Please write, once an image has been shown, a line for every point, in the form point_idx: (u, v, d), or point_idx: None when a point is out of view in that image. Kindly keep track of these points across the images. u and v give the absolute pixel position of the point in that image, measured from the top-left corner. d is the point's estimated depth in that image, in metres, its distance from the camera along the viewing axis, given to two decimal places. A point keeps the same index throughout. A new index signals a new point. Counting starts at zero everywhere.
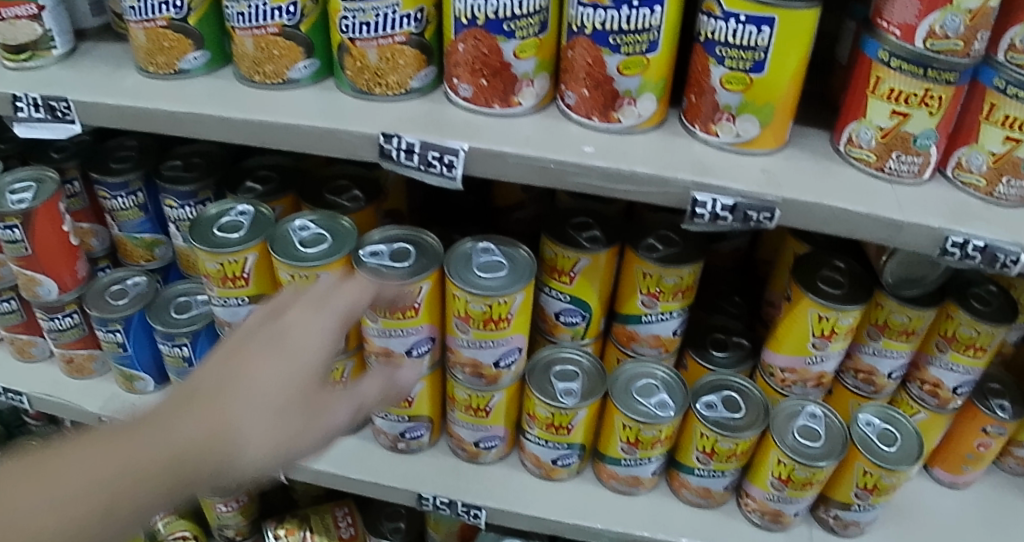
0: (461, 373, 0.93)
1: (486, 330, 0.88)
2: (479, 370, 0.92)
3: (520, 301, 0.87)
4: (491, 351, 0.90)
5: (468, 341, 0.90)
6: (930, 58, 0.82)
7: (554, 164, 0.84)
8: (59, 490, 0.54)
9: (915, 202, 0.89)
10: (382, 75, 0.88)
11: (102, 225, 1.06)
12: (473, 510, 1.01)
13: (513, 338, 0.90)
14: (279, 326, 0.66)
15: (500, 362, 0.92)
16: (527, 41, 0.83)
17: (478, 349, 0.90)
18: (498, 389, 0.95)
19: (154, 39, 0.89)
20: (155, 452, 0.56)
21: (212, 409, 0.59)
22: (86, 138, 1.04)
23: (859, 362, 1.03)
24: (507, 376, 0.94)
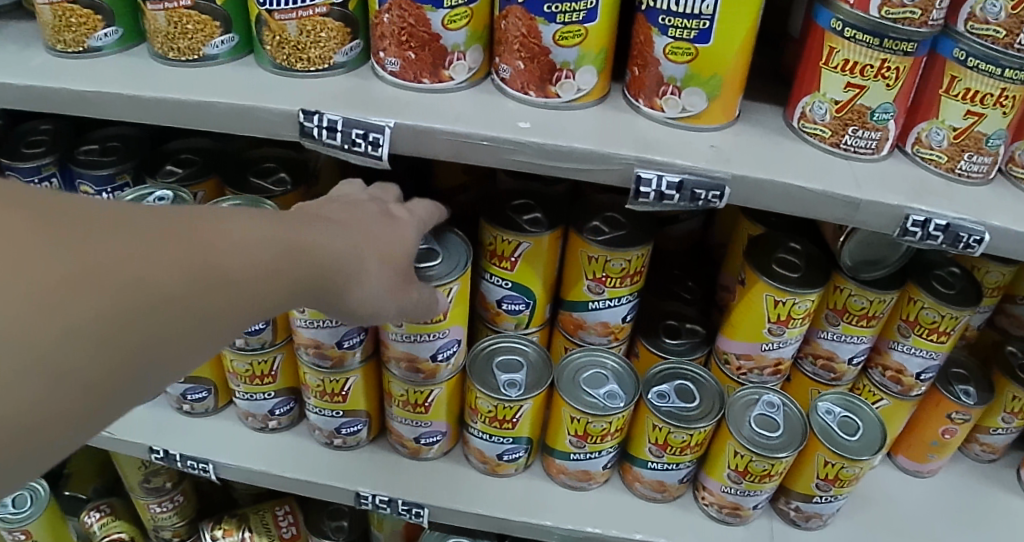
0: (396, 368, 0.88)
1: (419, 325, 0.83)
2: (416, 363, 0.87)
3: (456, 290, 0.83)
4: (427, 345, 0.86)
5: (401, 336, 0.85)
6: (887, 27, 0.77)
7: (487, 142, 0.79)
8: (230, 242, 0.53)
9: (873, 178, 0.85)
10: (304, 49, 0.82)
11: None
12: (415, 509, 0.96)
13: (453, 329, 0.85)
14: (391, 212, 0.71)
15: (437, 355, 0.87)
16: (457, 10, 0.78)
17: (414, 342, 0.85)
18: (438, 383, 0.90)
19: (60, 15, 0.82)
20: (313, 253, 0.59)
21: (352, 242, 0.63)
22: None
23: (818, 348, 0.98)
24: (446, 370, 0.90)
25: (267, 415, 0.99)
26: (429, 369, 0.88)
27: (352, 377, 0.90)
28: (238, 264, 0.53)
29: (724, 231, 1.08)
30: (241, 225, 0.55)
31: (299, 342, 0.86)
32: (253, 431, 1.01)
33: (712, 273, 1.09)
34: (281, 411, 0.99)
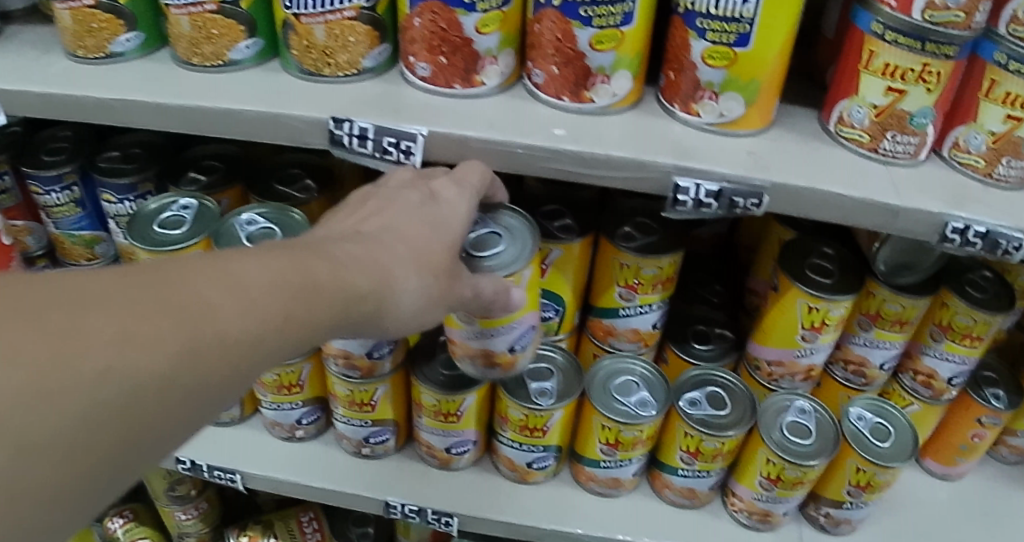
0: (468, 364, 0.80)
1: (493, 320, 0.75)
2: (490, 359, 0.79)
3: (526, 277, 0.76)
4: (504, 339, 0.77)
5: (474, 334, 0.76)
6: (928, 30, 0.76)
7: (522, 149, 0.77)
8: (232, 292, 0.50)
9: (911, 185, 0.83)
10: (331, 54, 0.80)
11: (39, 222, 0.97)
12: (444, 518, 0.96)
13: (530, 315, 0.78)
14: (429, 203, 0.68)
15: (515, 347, 0.79)
16: (490, 14, 0.76)
17: (484, 338, 0.77)
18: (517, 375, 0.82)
19: (81, 20, 0.80)
20: (329, 282, 0.56)
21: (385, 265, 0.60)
22: (18, 129, 0.96)
23: (849, 353, 0.97)
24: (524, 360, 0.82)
25: (294, 424, 0.97)
26: (501, 362, 0.79)
27: (381, 388, 0.89)
28: (242, 317, 0.50)
29: (751, 234, 1.06)
30: (261, 276, 0.53)
31: (328, 353, 0.85)
32: (279, 440, 1.00)
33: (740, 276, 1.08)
34: (308, 420, 0.97)
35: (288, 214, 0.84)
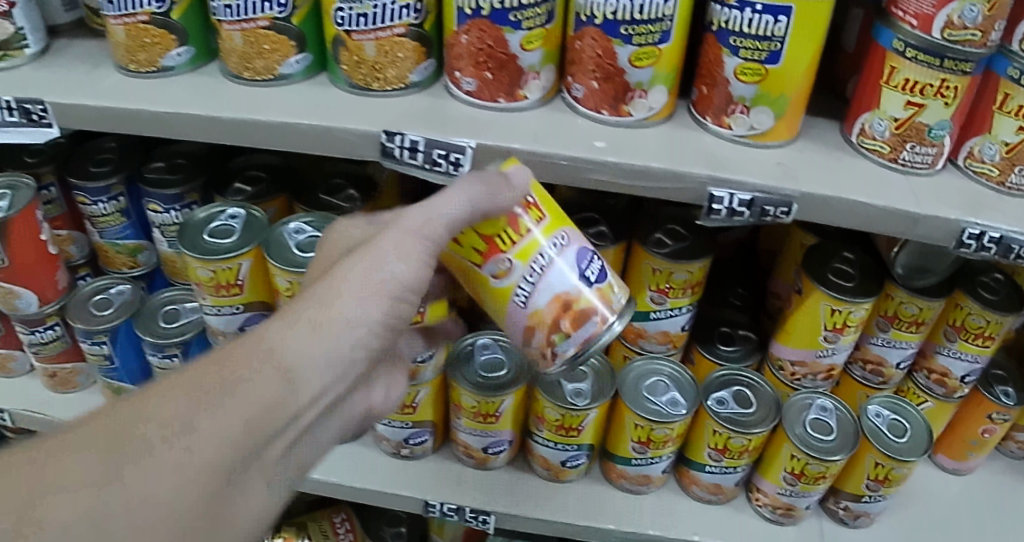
0: (565, 336, 0.74)
1: (515, 245, 0.71)
2: (569, 303, 0.73)
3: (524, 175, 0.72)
4: (564, 271, 0.73)
5: (526, 282, 0.72)
6: (946, 48, 0.80)
7: (566, 161, 0.81)
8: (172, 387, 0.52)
9: (930, 194, 0.88)
10: (380, 69, 0.83)
11: (82, 231, 1.01)
12: (481, 516, 0.99)
13: (569, 233, 0.74)
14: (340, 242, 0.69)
15: (591, 278, 0.74)
16: (534, 31, 0.80)
17: (534, 278, 0.72)
18: (618, 312, 0.76)
19: (134, 35, 0.83)
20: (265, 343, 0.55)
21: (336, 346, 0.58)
22: (62, 140, 0.98)
23: (868, 353, 1.01)
24: (613, 291, 0.76)
25: None
26: (588, 304, 0.74)
27: (423, 389, 0.93)
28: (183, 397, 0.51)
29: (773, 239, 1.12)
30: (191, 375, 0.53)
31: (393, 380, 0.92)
32: None
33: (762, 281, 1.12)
34: None
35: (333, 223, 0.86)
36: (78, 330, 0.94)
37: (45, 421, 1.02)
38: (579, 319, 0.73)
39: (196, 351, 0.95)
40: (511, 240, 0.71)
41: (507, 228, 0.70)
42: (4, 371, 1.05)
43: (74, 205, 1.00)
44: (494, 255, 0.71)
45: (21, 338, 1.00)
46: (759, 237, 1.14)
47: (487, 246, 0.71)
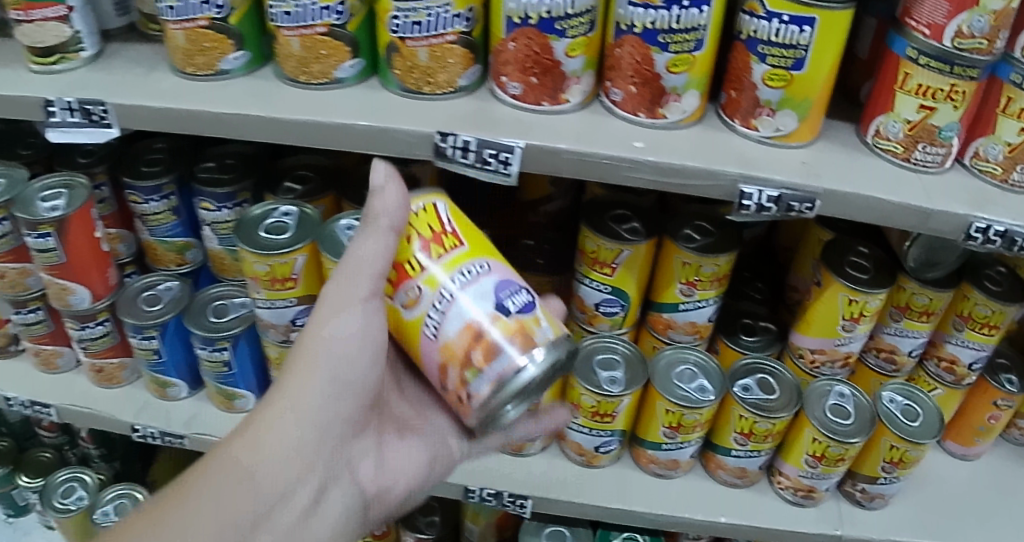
0: (477, 373, 0.71)
1: (422, 273, 0.73)
2: (480, 335, 0.71)
3: (450, 208, 0.76)
4: (473, 301, 0.72)
5: (434, 312, 0.73)
6: (955, 55, 0.86)
7: (608, 160, 0.86)
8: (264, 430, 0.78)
9: (940, 190, 0.94)
10: (432, 74, 0.88)
11: (130, 230, 1.04)
12: (519, 500, 1.05)
13: (492, 263, 0.74)
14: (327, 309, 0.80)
15: (509, 310, 0.72)
16: (577, 40, 0.85)
17: (444, 307, 0.72)
18: (541, 348, 0.72)
19: (194, 40, 0.87)
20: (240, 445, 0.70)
21: (287, 436, 0.73)
22: (112, 141, 1.02)
23: (881, 342, 1.08)
24: (538, 329, 0.73)
25: None
26: (501, 338, 0.71)
27: None
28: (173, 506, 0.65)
29: (790, 235, 1.19)
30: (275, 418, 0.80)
31: None
32: None
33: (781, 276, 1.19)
34: None
35: None
36: (128, 325, 0.96)
37: (93, 415, 1.05)
38: (490, 352, 0.71)
39: (245, 347, 0.98)
40: (418, 267, 0.73)
41: (415, 257, 0.73)
42: (50, 367, 1.08)
43: (123, 205, 1.03)
44: (404, 283, 0.74)
45: (68, 334, 1.04)
46: (777, 234, 1.21)
47: (399, 273, 0.74)
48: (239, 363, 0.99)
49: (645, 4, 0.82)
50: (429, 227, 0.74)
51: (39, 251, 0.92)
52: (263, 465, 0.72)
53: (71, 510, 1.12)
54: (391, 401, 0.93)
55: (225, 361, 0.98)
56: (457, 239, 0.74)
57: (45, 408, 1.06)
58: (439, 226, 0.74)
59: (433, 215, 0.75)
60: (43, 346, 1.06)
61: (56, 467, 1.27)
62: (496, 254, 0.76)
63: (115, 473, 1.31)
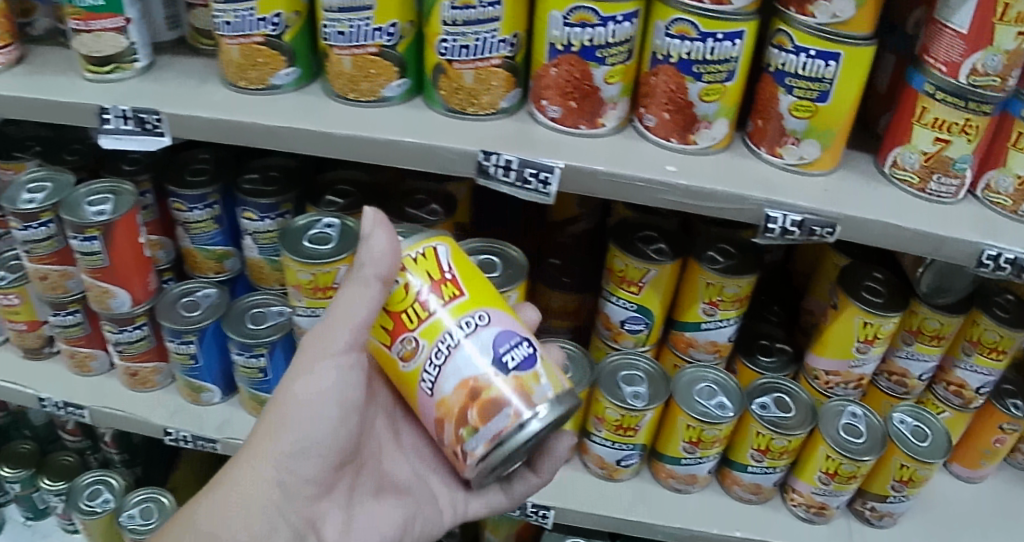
0: (472, 430, 0.72)
1: (420, 323, 0.74)
2: (476, 392, 0.72)
3: (450, 253, 0.76)
4: (472, 355, 0.72)
5: (432, 365, 0.73)
6: (970, 91, 0.91)
7: (642, 182, 0.90)
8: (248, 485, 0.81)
9: (951, 218, 0.98)
10: (476, 95, 0.92)
11: (170, 237, 1.07)
12: (541, 511, 1.09)
13: (492, 313, 0.74)
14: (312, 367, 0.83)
15: (508, 365, 0.72)
16: (616, 67, 0.89)
17: (442, 360, 0.73)
18: (539, 405, 0.72)
19: (248, 55, 0.91)
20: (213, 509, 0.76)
21: (250, 495, 0.78)
22: (157, 150, 1.06)
23: (893, 365, 1.12)
24: (537, 385, 0.73)
25: None
26: (498, 394, 0.71)
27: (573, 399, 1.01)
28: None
29: (806, 262, 1.23)
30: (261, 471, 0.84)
31: None
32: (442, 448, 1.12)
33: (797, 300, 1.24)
34: None
35: (506, 249, 0.97)
36: (167, 329, 0.99)
37: (126, 417, 1.08)
38: (487, 410, 0.71)
39: (281, 354, 1.00)
40: (417, 318, 0.74)
41: (414, 307, 0.74)
42: (84, 370, 1.12)
43: (165, 213, 1.06)
44: (401, 334, 0.75)
45: (105, 338, 1.07)
46: (793, 260, 1.26)
47: (396, 323, 0.75)
48: (274, 370, 1.01)
49: (682, 36, 0.87)
50: (428, 275, 0.75)
51: (84, 254, 0.95)
52: (224, 526, 0.77)
53: (98, 513, 1.14)
54: (378, 456, 0.94)
55: (261, 367, 1.00)
56: (458, 288, 0.74)
57: (79, 410, 1.09)
58: (439, 274, 0.75)
59: (433, 263, 0.75)
60: (79, 348, 1.10)
61: (81, 470, 1.31)
62: (498, 302, 0.77)
63: (137, 479, 1.35)
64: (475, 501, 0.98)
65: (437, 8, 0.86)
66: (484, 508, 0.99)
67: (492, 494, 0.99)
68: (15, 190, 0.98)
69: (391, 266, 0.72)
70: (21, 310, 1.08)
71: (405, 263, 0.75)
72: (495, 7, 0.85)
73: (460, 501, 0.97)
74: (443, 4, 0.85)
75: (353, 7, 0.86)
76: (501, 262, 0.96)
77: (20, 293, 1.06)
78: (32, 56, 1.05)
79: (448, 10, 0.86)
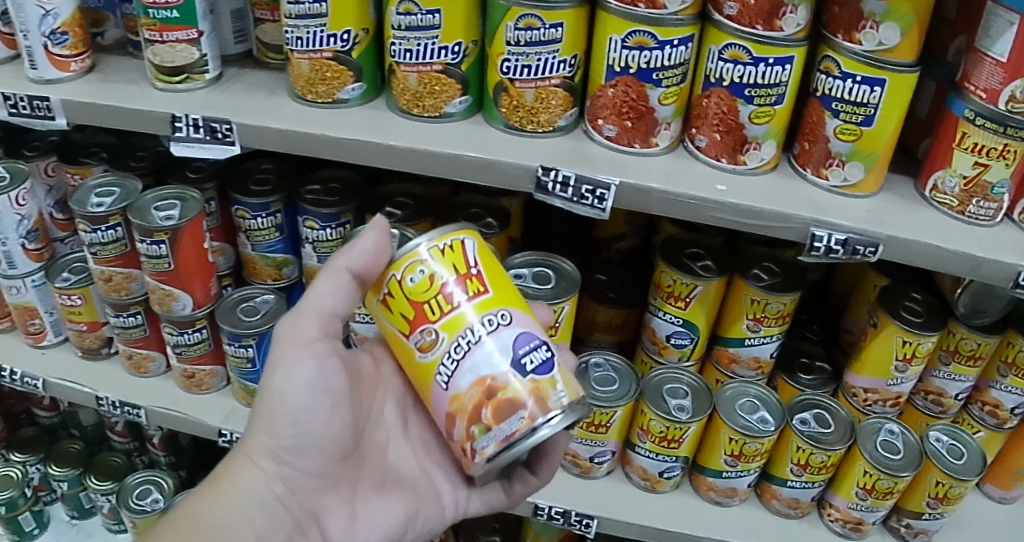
0: (485, 430, 0.69)
1: (442, 316, 0.70)
2: (492, 391, 0.69)
3: (478, 246, 0.73)
4: (493, 353, 0.69)
5: (450, 359, 0.70)
6: (1007, 117, 0.88)
7: (694, 200, 0.93)
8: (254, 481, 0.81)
9: (993, 242, 0.95)
10: (535, 113, 0.96)
11: (230, 244, 1.13)
12: (585, 520, 1.12)
13: (515, 313, 0.71)
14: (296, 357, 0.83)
15: (527, 368, 0.69)
16: (671, 89, 0.92)
17: (461, 356, 0.70)
18: (554, 412, 0.70)
19: (317, 69, 0.96)
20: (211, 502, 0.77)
21: (248, 491, 0.79)
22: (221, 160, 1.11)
23: (930, 385, 1.14)
24: (555, 389, 0.71)
25: None
26: (515, 397, 0.68)
27: (619, 411, 1.04)
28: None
29: (846, 282, 1.26)
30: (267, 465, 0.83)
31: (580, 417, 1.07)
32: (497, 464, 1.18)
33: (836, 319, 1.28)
34: None
35: (558, 262, 1.01)
36: (227, 333, 1.04)
37: (180, 417, 1.16)
38: (501, 410, 0.68)
39: None
40: (439, 310, 0.70)
41: (438, 299, 0.70)
42: (141, 371, 1.21)
43: (227, 219, 1.11)
44: (422, 324, 0.71)
45: (164, 340, 1.15)
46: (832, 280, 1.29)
47: (415, 313, 0.71)
48: None
49: (734, 60, 0.90)
50: (454, 268, 0.71)
51: (151, 258, 0.99)
52: (224, 522, 0.77)
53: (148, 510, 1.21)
54: (385, 450, 0.90)
55: None
56: (482, 283, 0.71)
57: (136, 410, 1.18)
58: (465, 268, 0.71)
59: (460, 255, 0.71)
60: (137, 349, 1.18)
61: (127, 470, 1.43)
62: (520, 303, 0.73)
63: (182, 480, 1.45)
64: (477, 497, 0.94)
65: (501, 28, 0.90)
66: (487, 506, 0.96)
67: (493, 491, 0.95)
68: (84, 194, 1.02)
69: (371, 264, 0.72)
70: (83, 310, 1.17)
71: (431, 252, 0.71)
72: (558, 29, 0.89)
73: (463, 497, 0.93)
74: (507, 25, 0.89)
75: (421, 26, 0.91)
76: (556, 275, 1.00)
77: (83, 294, 1.15)
78: (103, 64, 1.11)
79: (512, 31, 0.90)
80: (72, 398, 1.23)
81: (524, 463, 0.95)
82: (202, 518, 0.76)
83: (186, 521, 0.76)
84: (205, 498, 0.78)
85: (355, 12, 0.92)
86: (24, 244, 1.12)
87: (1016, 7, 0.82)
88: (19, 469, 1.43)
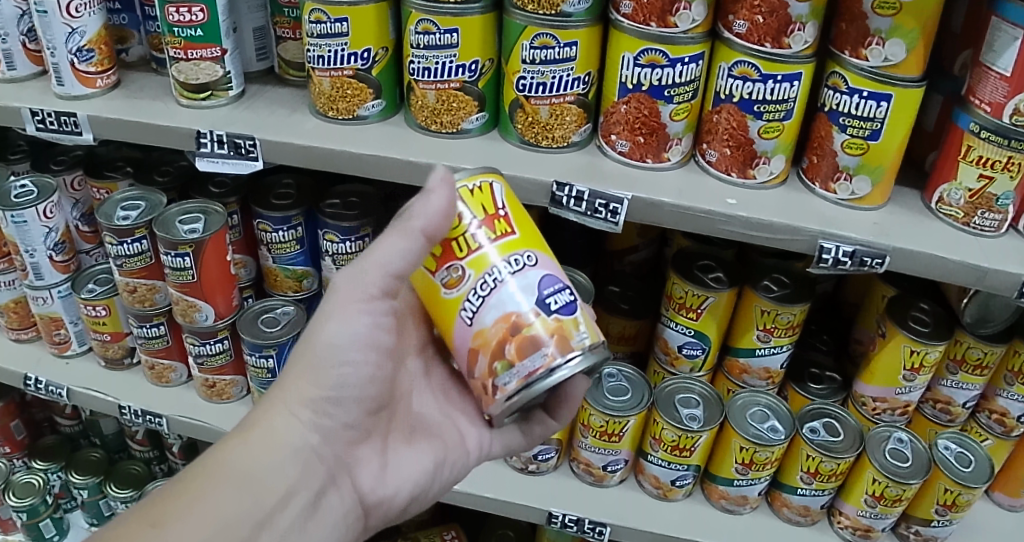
0: (508, 367, 0.71)
1: (469, 254, 0.71)
2: (516, 327, 0.70)
3: (505, 191, 0.75)
4: (517, 293, 0.71)
5: (475, 296, 0.71)
6: (1012, 130, 0.89)
7: (705, 213, 0.94)
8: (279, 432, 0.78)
9: (1000, 252, 0.95)
10: (550, 129, 0.99)
11: (252, 257, 1.17)
12: (598, 528, 1.14)
13: (540, 256, 0.73)
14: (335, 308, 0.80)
15: (550, 307, 0.71)
16: (682, 105, 0.95)
17: (486, 293, 0.71)
18: (575, 352, 0.71)
19: (338, 87, 0.99)
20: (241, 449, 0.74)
21: (282, 439, 0.76)
22: (243, 175, 1.15)
23: (938, 394, 1.16)
24: (576, 330, 0.72)
25: (530, 458, 1.19)
26: (536, 334, 0.70)
27: (631, 420, 1.07)
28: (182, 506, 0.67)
29: (857, 292, 1.28)
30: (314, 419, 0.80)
31: (591, 428, 1.10)
32: (516, 471, 1.22)
33: (843, 329, 1.30)
34: (542, 457, 1.18)
35: (573, 274, 1.04)
36: (248, 343, 1.08)
37: (201, 425, 1.19)
38: (525, 347, 0.70)
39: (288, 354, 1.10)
40: (466, 248, 0.71)
41: (466, 236, 0.71)
42: (162, 380, 1.24)
43: (249, 233, 1.16)
44: (448, 261, 0.72)
45: (186, 350, 1.18)
46: (841, 290, 1.31)
47: (443, 250, 0.72)
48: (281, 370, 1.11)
49: (744, 77, 0.92)
50: (482, 207, 0.72)
51: (175, 270, 1.02)
52: (256, 468, 0.73)
53: None
54: (411, 398, 0.90)
55: (268, 367, 1.11)
56: (509, 224, 0.73)
57: (157, 418, 1.21)
58: (493, 209, 0.73)
59: (488, 197, 0.73)
60: (159, 359, 1.21)
61: (146, 479, 1.47)
62: (545, 247, 0.75)
63: None
64: (498, 441, 0.96)
65: (517, 46, 0.93)
66: (506, 449, 0.97)
67: (511, 434, 0.97)
68: (110, 207, 1.05)
69: (441, 226, 0.69)
70: (107, 321, 1.20)
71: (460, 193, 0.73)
72: (572, 48, 0.92)
73: (486, 442, 0.94)
74: (523, 43, 0.92)
75: (439, 45, 0.93)
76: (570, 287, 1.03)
77: (107, 305, 1.17)
78: (128, 81, 1.14)
79: (528, 50, 0.92)
80: (95, 407, 1.26)
81: (543, 407, 0.94)
82: (232, 465, 0.72)
83: (214, 466, 0.72)
84: (236, 446, 0.74)
85: (376, 31, 0.95)
86: (51, 256, 1.15)
87: (1021, 22, 0.84)
88: (41, 476, 1.48)
